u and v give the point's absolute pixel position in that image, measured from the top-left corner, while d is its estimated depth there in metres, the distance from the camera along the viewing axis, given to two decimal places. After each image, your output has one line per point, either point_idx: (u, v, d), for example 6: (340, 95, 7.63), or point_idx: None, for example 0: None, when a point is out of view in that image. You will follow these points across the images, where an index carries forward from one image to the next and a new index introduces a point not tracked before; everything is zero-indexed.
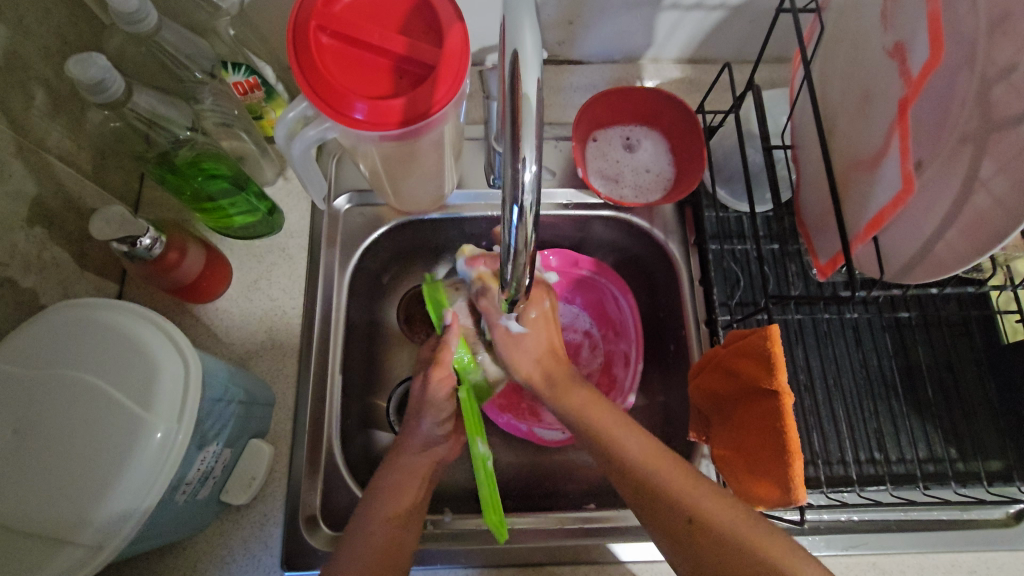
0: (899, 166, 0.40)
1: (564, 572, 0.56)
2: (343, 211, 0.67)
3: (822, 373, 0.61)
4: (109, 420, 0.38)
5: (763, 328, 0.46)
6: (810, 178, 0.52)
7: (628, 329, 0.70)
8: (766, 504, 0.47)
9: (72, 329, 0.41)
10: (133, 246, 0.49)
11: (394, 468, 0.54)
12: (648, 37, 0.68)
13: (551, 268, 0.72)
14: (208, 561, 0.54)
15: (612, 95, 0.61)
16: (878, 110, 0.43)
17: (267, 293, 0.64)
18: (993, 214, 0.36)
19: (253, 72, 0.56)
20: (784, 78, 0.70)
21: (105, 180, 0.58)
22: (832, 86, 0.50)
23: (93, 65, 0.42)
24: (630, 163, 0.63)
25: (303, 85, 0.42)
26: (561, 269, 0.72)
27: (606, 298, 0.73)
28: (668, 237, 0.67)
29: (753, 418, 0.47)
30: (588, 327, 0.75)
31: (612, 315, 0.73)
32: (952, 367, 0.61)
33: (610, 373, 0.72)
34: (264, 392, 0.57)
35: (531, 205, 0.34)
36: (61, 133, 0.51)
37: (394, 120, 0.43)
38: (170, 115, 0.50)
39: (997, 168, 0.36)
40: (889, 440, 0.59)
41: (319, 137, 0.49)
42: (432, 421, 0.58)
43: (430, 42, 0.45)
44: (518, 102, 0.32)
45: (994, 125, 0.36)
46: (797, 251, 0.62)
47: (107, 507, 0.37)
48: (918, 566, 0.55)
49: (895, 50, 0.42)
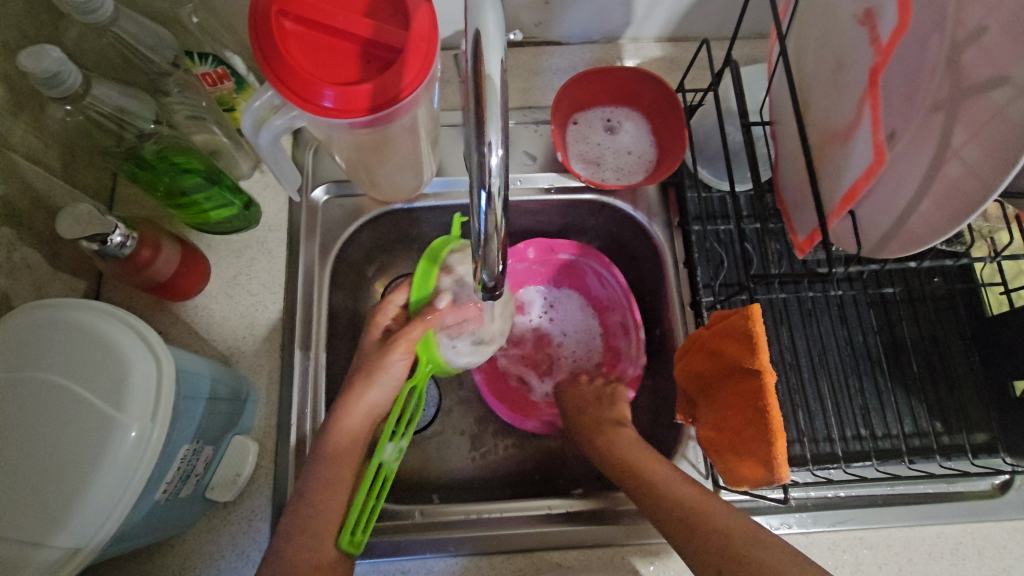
0: (872, 138, 0.39)
1: (553, 557, 0.56)
2: (321, 202, 0.66)
3: (807, 352, 0.61)
4: (78, 420, 0.38)
5: (745, 307, 0.46)
6: (788, 154, 0.51)
7: (618, 301, 0.70)
8: (750, 483, 0.47)
9: (37, 330, 0.40)
10: (103, 244, 0.48)
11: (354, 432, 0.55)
12: (626, 16, 0.67)
13: (530, 260, 0.71)
14: (195, 559, 0.54)
15: (591, 77, 0.60)
16: (851, 79, 0.43)
17: (247, 288, 0.63)
18: (965, 181, 0.36)
19: (220, 62, 0.55)
20: (764, 53, 0.69)
21: (75, 178, 0.57)
22: (805, 57, 0.49)
23: (46, 57, 0.40)
24: (612, 145, 0.63)
25: (268, 72, 0.41)
26: (539, 259, 0.71)
27: (589, 276, 0.72)
28: (652, 220, 0.66)
29: (737, 394, 0.47)
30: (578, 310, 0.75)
31: (599, 293, 0.72)
32: (937, 341, 0.61)
33: (610, 344, 0.72)
34: (246, 388, 0.57)
35: (498, 189, 0.33)
36: (24, 130, 0.49)
37: (362, 106, 0.42)
38: (134, 109, 0.49)
39: (968, 133, 0.36)
40: (876, 416, 0.59)
41: (287, 126, 0.48)
42: (379, 392, 0.58)
43: (397, 24, 0.44)
44: (481, 83, 0.31)
45: (966, 91, 0.36)
46: (779, 229, 0.62)
47: (79, 509, 0.37)
48: (905, 539, 0.55)
49: (865, 16, 0.41)
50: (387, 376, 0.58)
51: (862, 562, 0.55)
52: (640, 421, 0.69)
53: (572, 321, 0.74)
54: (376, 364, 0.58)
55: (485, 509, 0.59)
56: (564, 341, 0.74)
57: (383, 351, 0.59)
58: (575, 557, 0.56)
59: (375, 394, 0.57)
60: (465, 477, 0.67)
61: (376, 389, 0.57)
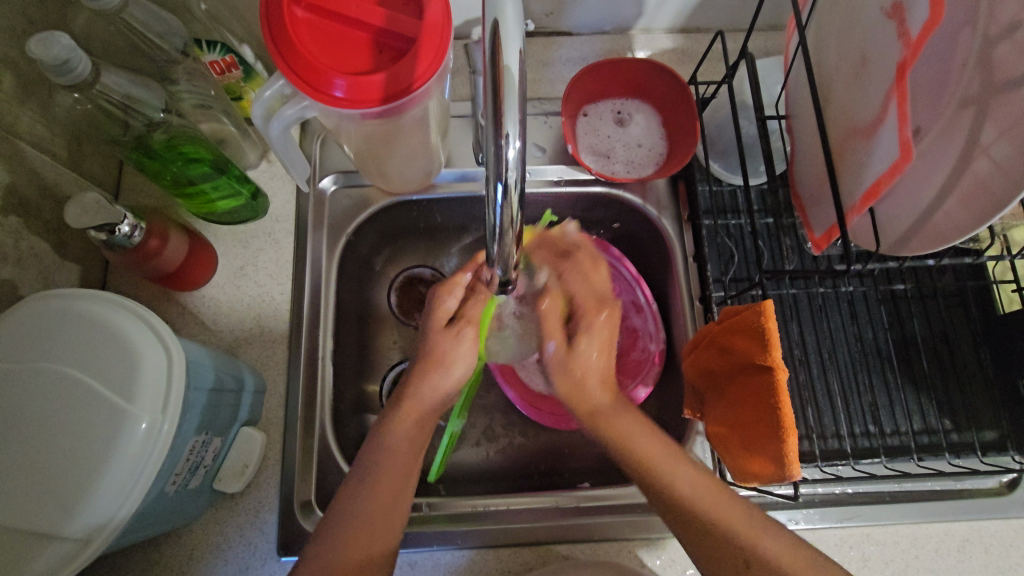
0: (896, 133, 0.39)
1: (560, 550, 0.56)
2: (329, 192, 0.66)
3: (817, 348, 0.60)
4: (90, 411, 0.38)
5: (758, 303, 0.45)
6: (805, 148, 0.51)
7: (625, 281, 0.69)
8: (759, 479, 0.47)
9: (48, 320, 0.40)
10: (111, 233, 0.47)
11: (427, 388, 0.52)
12: (639, 6, 0.66)
13: None
14: (203, 549, 0.54)
15: (602, 68, 0.59)
16: (876, 73, 0.42)
17: (254, 279, 0.62)
18: (993, 178, 0.35)
19: (229, 49, 0.54)
20: (779, 46, 0.68)
21: (81, 166, 0.56)
22: (826, 50, 0.49)
23: (56, 43, 0.40)
24: (622, 138, 0.62)
25: (279, 62, 0.41)
26: None
27: None
28: (661, 214, 0.66)
29: (747, 390, 0.47)
30: None
31: None
32: (948, 338, 0.60)
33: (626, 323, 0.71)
34: (255, 380, 0.57)
35: (515, 181, 0.33)
36: (31, 118, 0.49)
37: (374, 96, 0.42)
38: (143, 96, 0.48)
39: (999, 131, 0.35)
40: (884, 413, 0.59)
41: (297, 116, 0.47)
42: (460, 375, 0.54)
43: (410, 13, 0.43)
44: (499, 73, 0.30)
45: (998, 87, 0.35)
46: (791, 224, 0.61)
47: (92, 500, 0.37)
48: (912, 536, 0.56)
49: (894, 10, 0.40)
50: (463, 361, 0.54)
51: (868, 559, 0.55)
52: (647, 416, 0.69)
53: None
54: (451, 354, 0.54)
55: (490, 501, 0.59)
56: None
57: (457, 338, 0.54)
58: (582, 550, 0.56)
59: (446, 382, 0.53)
60: (471, 470, 0.67)
61: (453, 377, 0.54)
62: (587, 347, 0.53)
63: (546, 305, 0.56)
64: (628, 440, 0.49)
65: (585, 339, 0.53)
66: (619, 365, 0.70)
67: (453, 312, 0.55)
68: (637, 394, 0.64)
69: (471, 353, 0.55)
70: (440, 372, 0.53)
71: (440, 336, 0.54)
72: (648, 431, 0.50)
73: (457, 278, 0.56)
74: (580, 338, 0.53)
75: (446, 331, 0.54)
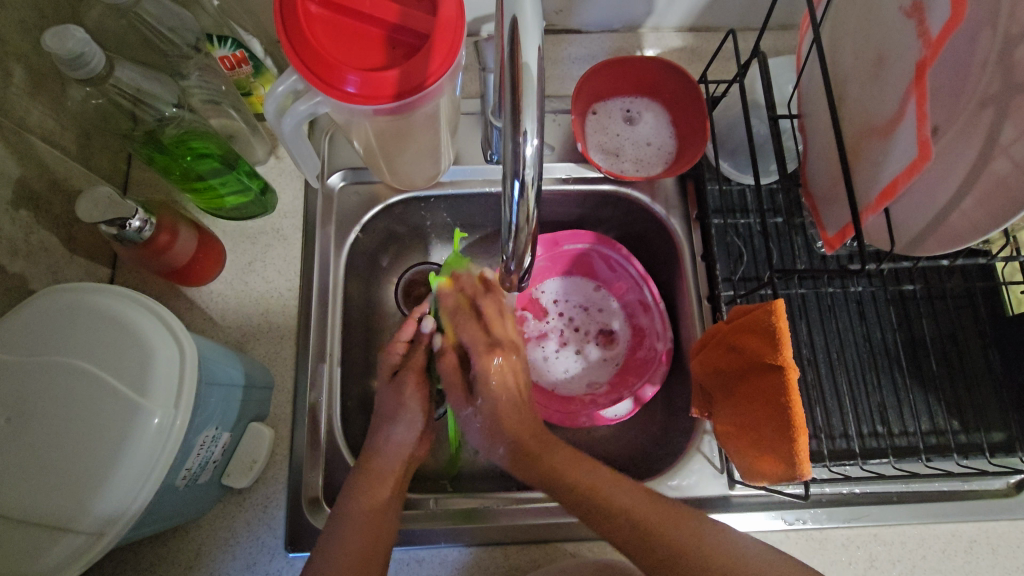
0: (914, 132, 0.39)
1: (567, 548, 0.56)
2: (337, 188, 0.66)
3: (825, 348, 0.60)
4: (104, 406, 0.38)
5: (769, 303, 0.45)
6: (818, 148, 0.51)
7: (631, 280, 0.69)
8: (768, 478, 0.47)
9: (63, 314, 0.40)
10: (122, 228, 0.47)
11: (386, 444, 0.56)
12: (650, 4, 0.66)
13: (539, 258, 0.70)
14: (211, 544, 0.54)
15: (612, 67, 0.59)
16: (893, 73, 0.42)
17: (262, 275, 0.62)
18: (1014, 177, 0.36)
19: (239, 44, 0.54)
20: (789, 45, 0.68)
21: (91, 161, 0.56)
22: (841, 50, 0.48)
23: (70, 37, 0.40)
24: (631, 137, 0.62)
25: (292, 58, 0.41)
26: (547, 256, 0.70)
27: (596, 260, 0.71)
28: (669, 213, 0.65)
29: (754, 390, 0.47)
30: (599, 304, 0.73)
31: (611, 275, 0.71)
32: (956, 340, 0.60)
33: (634, 322, 0.71)
34: (264, 375, 0.57)
35: (532, 180, 0.33)
36: (41, 112, 0.49)
37: (387, 92, 0.41)
38: (155, 91, 0.48)
39: (1018, 131, 0.35)
40: (892, 413, 0.59)
41: (310, 112, 0.47)
42: (406, 429, 0.57)
43: (424, 10, 0.43)
44: (517, 70, 0.30)
45: (1018, 87, 0.35)
46: (801, 224, 0.61)
47: (106, 492, 0.37)
48: (919, 537, 0.56)
49: (912, 9, 0.40)
50: (410, 412, 0.57)
51: (875, 559, 0.55)
52: (654, 414, 0.69)
53: (595, 315, 0.73)
54: (397, 406, 0.57)
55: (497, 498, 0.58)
56: (586, 329, 0.73)
57: (400, 387, 0.58)
58: (589, 548, 0.56)
59: (399, 436, 0.56)
60: (476, 468, 0.67)
61: (407, 432, 0.57)
62: (486, 393, 0.54)
63: (445, 364, 0.58)
64: (551, 471, 0.50)
65: (483, 390, 0.54)
66: (626, 365, 0.70)
67: (396, 365, 0.60)
68: (645, 392, 0.62)
69: (416, 400, 0.57)
70: (391, 425, 0.56)
71: (386, 390, 0.58)
72: (634, 491, 0.48)
73: (399, 337, 0.61)
74: (484, 383, 0.54)
75: (389, 384, 0.59)
